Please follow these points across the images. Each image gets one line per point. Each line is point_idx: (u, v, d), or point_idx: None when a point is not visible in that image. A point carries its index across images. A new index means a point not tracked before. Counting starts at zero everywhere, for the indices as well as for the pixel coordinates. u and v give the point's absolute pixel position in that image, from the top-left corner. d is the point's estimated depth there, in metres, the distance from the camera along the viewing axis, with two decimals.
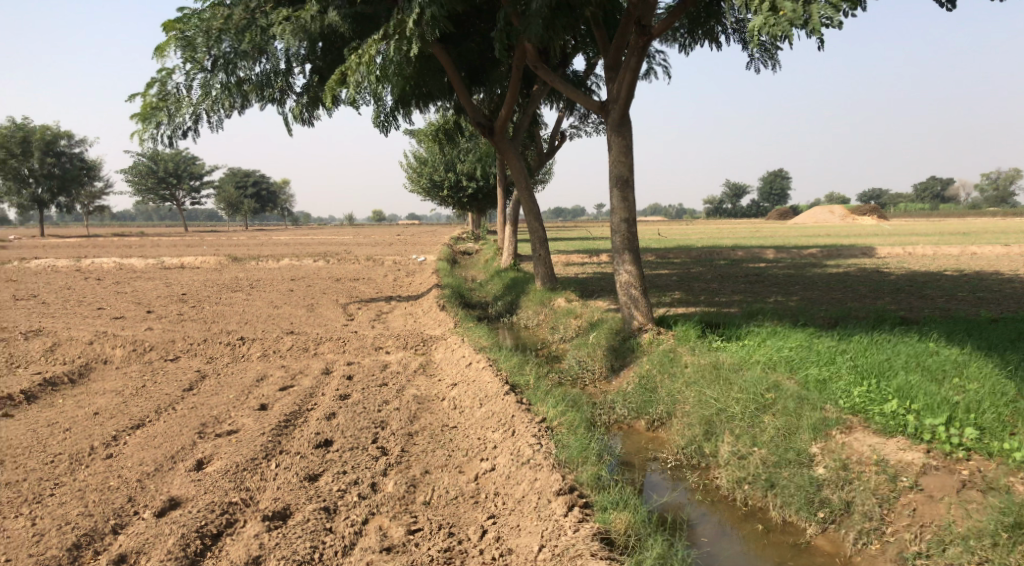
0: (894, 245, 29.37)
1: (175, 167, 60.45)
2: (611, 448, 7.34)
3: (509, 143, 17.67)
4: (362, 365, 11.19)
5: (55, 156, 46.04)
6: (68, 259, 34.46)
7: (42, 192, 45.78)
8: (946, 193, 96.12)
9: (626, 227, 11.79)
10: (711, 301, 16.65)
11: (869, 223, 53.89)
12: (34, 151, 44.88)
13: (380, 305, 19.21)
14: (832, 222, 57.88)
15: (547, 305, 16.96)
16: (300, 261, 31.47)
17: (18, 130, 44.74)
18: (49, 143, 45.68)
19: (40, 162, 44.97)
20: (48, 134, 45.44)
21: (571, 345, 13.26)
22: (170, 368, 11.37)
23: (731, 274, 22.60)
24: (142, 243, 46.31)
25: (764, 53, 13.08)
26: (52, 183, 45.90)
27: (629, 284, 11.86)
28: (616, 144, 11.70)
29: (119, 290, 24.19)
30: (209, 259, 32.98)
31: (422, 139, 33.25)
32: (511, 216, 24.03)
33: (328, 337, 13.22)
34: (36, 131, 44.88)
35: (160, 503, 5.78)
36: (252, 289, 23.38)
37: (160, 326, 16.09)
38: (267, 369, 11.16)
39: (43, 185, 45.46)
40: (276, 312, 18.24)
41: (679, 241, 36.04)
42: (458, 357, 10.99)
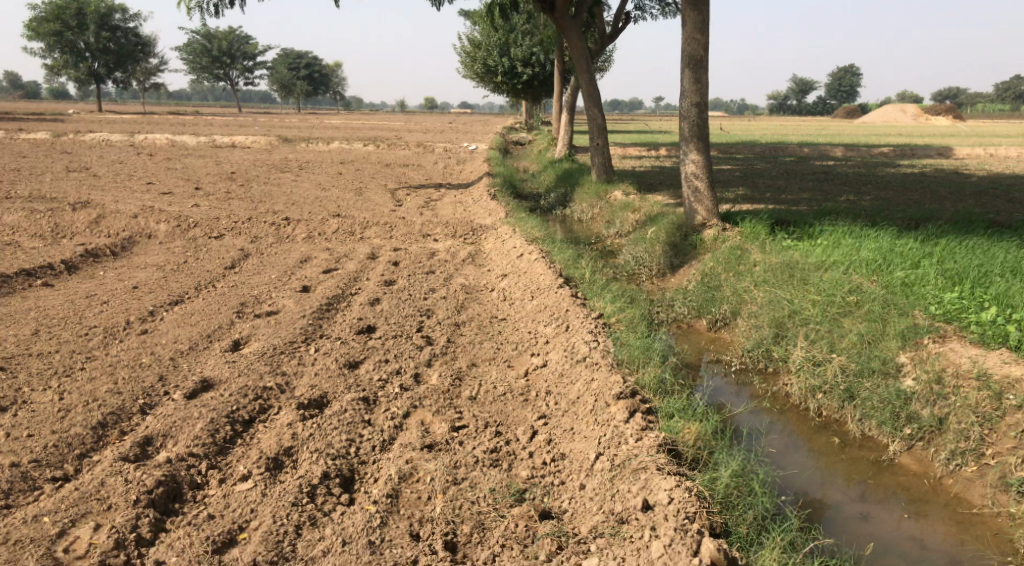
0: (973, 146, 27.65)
1: (229, 46, 59.47)
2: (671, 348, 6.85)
3: (571, 22, 16.69)
4: (409, 252, 10.76)
5: (110, 31, 45.40)
6: (123, 135, 34.39)
7: (99, 67, 45.44)
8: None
9: (697, 111, 11.08)
10: (777, 199, 15.77)
11: (945, 123, 51.22)
12: (90, 25, 44.25)
13: (429, 192, 18.64)
14: (904, 122, 55.10)
15: (603, 198, 16.25)
16: (350, 144, 30.93)
17: (74, 2, 44.15)
18: (105, 17, 45.01)
19: (96, 36, 44.48)
20: (103, 7, 44.61)
21: (627, 239, 12.66)
22: (214, 246, 11.08)
23: (798, 171, 21.49)
24: (196, 122, 46.08)
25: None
26: (108, 58, 45.48)
27: (694, 175, 11.31)
28: (690, 19, 10.85)
29: (170, 166, 24.00)
30: (260, 139, 32.60)
31: (477, 22, 31.90)
32: (568, 104, 23.07)
33: (375, 221, 12.78)
34: (91, 5, 44.10)
35: (192, 386, 5.46)
36: (301, 172, 22.98)
37: (208, 203, 15.82)
38: (312, 251, 10.81)
39: (100, 60, 45.12)
40: (324, 195, 17.86)
41: (740, 138, 34.54)
42: (509, 247, 10.49)
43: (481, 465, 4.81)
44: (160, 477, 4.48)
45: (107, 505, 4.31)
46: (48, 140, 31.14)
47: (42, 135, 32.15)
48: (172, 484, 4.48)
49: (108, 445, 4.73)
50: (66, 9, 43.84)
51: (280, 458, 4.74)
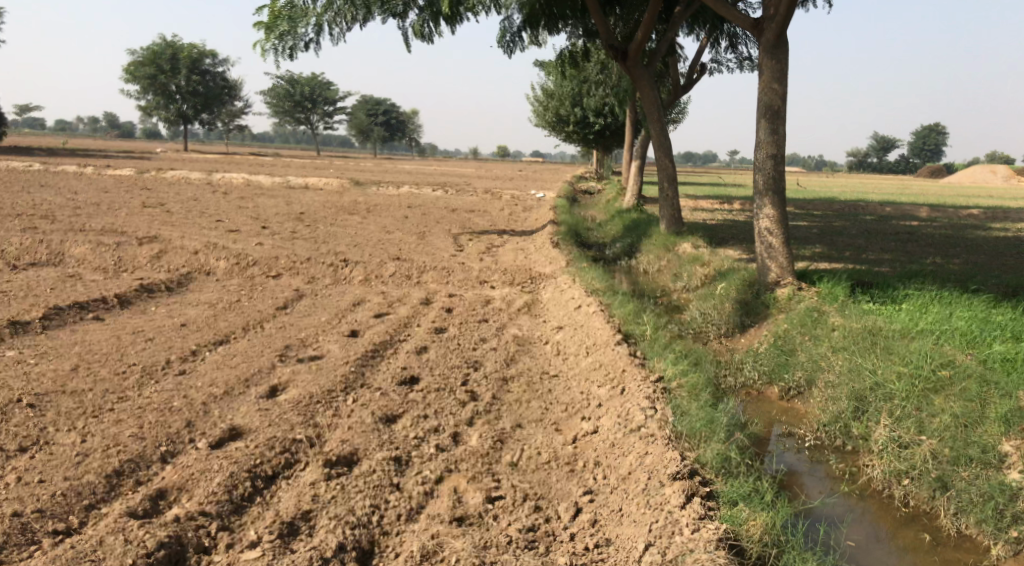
0: None
1: (311, 92, 61.17)
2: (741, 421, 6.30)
3: (644, 71, 16.46)
4: (464, 299, 10.44)
5: (201, 75, 47.09)
6: (201, 173, 35.29)
7: (188, 109, 47.05)
8: None
9: (772, 163, 10.63)
10: (856, 258, 15.04)
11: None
12: (182, 69, 46.01)
13: (492, 238, 18.41)
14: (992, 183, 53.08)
15: (670, 251, 15.75)
16: (419, 189, 31.10)
17: (169, 47, 46.04)
18: (196, 61, 46.76)
19: (187, 79, 46.20)
20: (195, 52, 46.33)
21: (694, 295, 12.15)
22: (269, 285, 10.95)
23: (879, 230, 20.62)
24: (274, 163, 47.19)
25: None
26: (197, 101, 47.11)
27: (767, 231, 10.76)
28: (768, 68, 10.53)
29: (241, 205, 24.36)
30: (332, 181, 33.07)
31: (550, 71, 32.00)
32: (638, 154, 22.73)
33: (434, 266, 12.53)
34: (184, 49, 45.88)
35: (218, 434, 5.16)
36: (368, 214, 23.05)
37: (272, 242, 15.84)
38: (366, 294, 10.58)
39: (190, 103, 46.75)
40: (388, 237, 17.77)
41: (817, 193, 33.67)
42: (567, 297, 10.07)
43: (514, 547, 4.33)
44: (163, 539, 4.14)
45: None
46: (131, 176, 32.13)
47: (126, 172, 33.22)
48: (176, 546, 4.14)
49: (120, 496, 4.44)
50: (161, 53, 45.78)
51: (296, 522, 4.37)
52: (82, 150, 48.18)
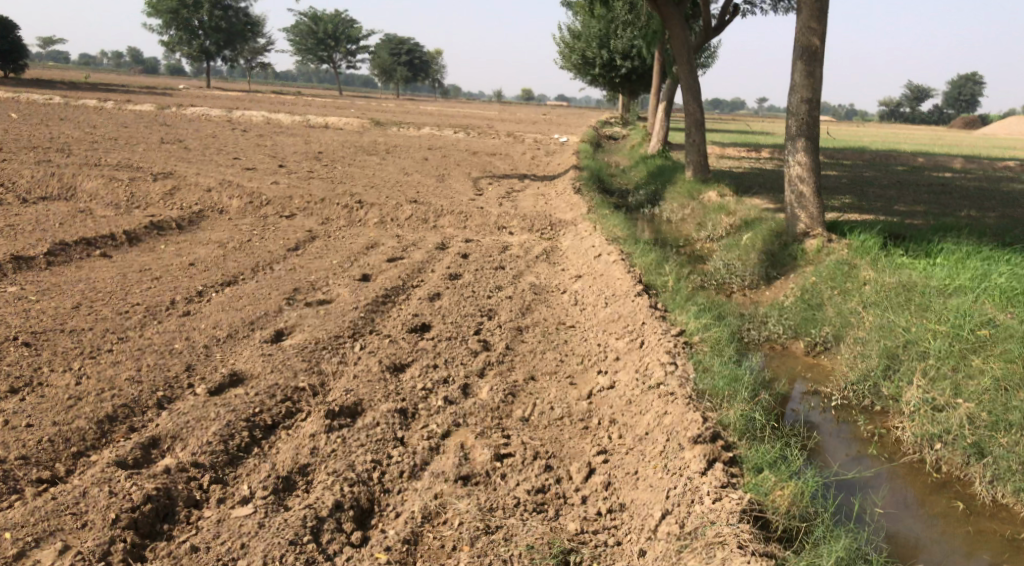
0: None
1: (335, 30, 60.22)
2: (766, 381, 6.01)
3: (674, 10, 15.85)
4: (481, 244, 10.17)
5: (223, 10, 46.36)
6: (221, 110, 34.89)
7: (210, 45, 46.45)
8: None
9: (806, 108, 10.20)
10: (888, 211, 14.59)
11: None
12: (204, 4, 45.31)
13: (513, 182, 18.03)
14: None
15: (695, 199, 15.33)
16: (441, 131, 30.58)
17: None
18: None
19: (210, 15, 45.53)
20: None
21: (718, 245, 11.80)
22: (282, 226, 10.69)
23: (911, 182, 20.04)
24: (295, 102, 46.66)
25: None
26: (219, 37, 46.47)
27: (798, 178, 10.36)
28: (808, 7, 10.01)
29: (259, 143, 24.03)
30: (352, 121, 32.59)
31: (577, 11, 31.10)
32: (664, 98, 22.11)
33: (451, 210, 12.22)
34: None
35: (218, 380, 4.98)
36: (387, 155, 22.66)
37: (287, 182, 15.55)
38: (380, 237, 10.30)
39: (212, 39, 46.13)
40: (406, 180, 17.44)
41: (847, 143, 32.84)
42: (587, 245, 9.76)
43: (523, 510, 4.16)
44: (150, 493, 3.99)
45: (82, 523, 3.82)
46: (151, 112, 31.80)
47: (146, 107, 32.89)
48: (164, 500, 3.99)
49: (111, 442, 4.30)
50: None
51: (293, 476, 4.23)
52: (103, 85, 47.82)
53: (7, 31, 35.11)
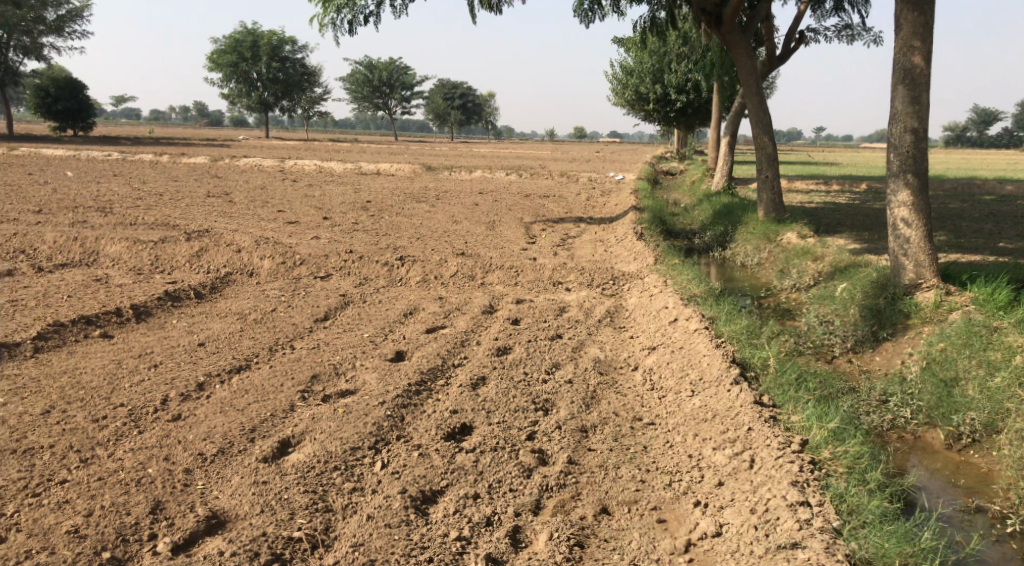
0: None
1: (389, 77, 60.30)
2: (920, 519, 4.95)
3: (740, 36, 14.69)
4: (535, 305, 8.95)
5: (281, 61, 46.49)
6: (274, 160, 34.49)
7: (269, 97, 46.63)
8: None
9: (910, 138, 8.80)
10: (993, 248, 12.99)
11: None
12: (262, 57, 45.48)
13: (568, 227, 16.83)
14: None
15: (772, 242, 13.92)
16: (493, 173, 29.57)
17: (250, 35, 45.66)
18: (277, 48, 46.27)
19: (268, 67, 45.74)
20: (275, 39, 45.74)
21: (806, 296, 10.40)
22: (313, 290, 9.59)
23: (1007, 212, 18.27)
24: (351, 148, 46.42)
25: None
26: (277, 88, 46.66)
27: (904, 221, 8.86)
28: (909, 22, 8.72)
29: (307, 193, 23.29)
30: (404, 166, 31.78)
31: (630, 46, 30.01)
32: (727, 132, 20.70)
33: (501, 263, 11.03)
34: (264, 37, 45.35)
35: (189, 528, 4.24)
36: (437, 201, 21.67)
37: (329, 236, 14.58)
38: (420, 301, 9.16)
39: (271, 90, 46.36)
40: (456, 228, 16.35)
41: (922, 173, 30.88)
42: (658, 305, 8.46)
43: None
44: None
45: None
46: (205, 164, 31.55)
47: (200, 160, 32.68)
48: None
49: None
50: (242, 41, 45.52)
51: None
52: (167, 138, 48.42)
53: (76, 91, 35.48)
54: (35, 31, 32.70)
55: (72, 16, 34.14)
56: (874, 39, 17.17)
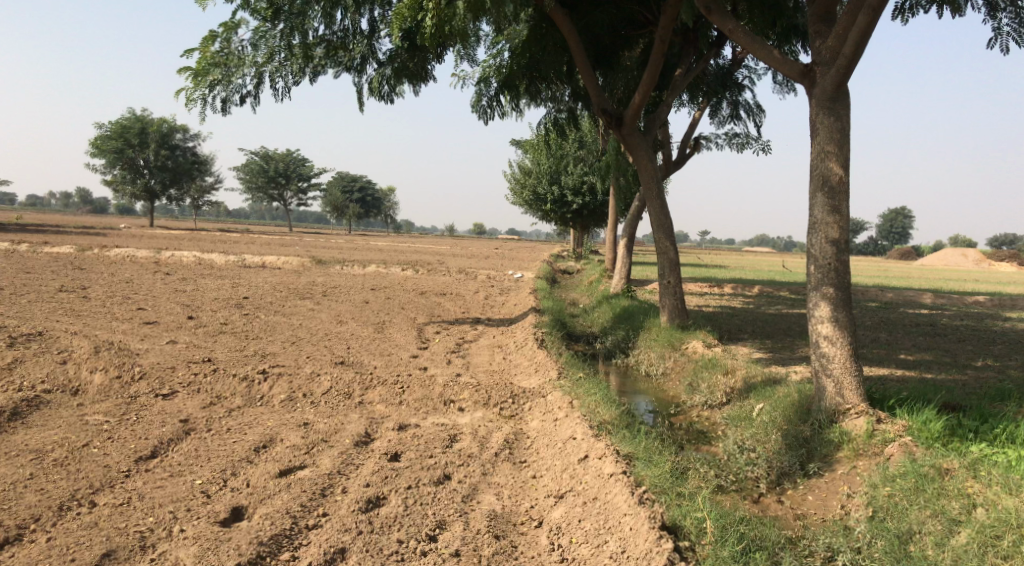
0: None
1: (286, 168, 58.81)
2: None
3: (640, 139, 14.17)
4: (421, 433, 7.56)
5: (170, 149, 44.51)
6: (149, 251, 32.04)
7: (155, 184, 44.28)
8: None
9: (832, 249, 7.97)
10: (899, 360, 12.50)
11: (1009, 271, 48.33)
12: (150, 143, 43.45)
13: (463, 330, 15.63)
14: (967, 268, 52.06)
15: (677, 350, 13.03)
16: (386, 268, 28.23)
17: (137, 121, 43.58)
18: (166, 135, 44.30)
19: (155, 154, 43.63)
20: (165, 126, 43.91)
21: (721, 415, 9.39)
22: (145, 417, 7.88)
23: (898, 320, 18.22)
24: (240, 239, 44.18)
25: (1017, 26, 9.50)
26: (165, 175, 44.42)
27: (829, 338, 7.93)
28: (825, 126, 8.07)
29: (179, 288, 21.30)
30: (291, 259, 30.02)
31: (528, 146, 29.76)
32: (625, 234, 20.10)
33: (384, 378, 9.60)
34: (153, 123, 43.42)
35: None
36: (323, 299, 20.12)
37: (190, 341, 12.82)
38: (278, 430, 7.59)
39: (157, 177, 44.07)
40: (339, 330, 14.87)
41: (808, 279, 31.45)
42: (565, 437, 7.19)
43: None
44: None
45: None
46: (71, 254, 28.95)
47: (66, 249, 30.01)
48: None
49: None
50: (129, 127, 43.26)
51: None
52: (37, 225, 44.99)
53: None
54: None
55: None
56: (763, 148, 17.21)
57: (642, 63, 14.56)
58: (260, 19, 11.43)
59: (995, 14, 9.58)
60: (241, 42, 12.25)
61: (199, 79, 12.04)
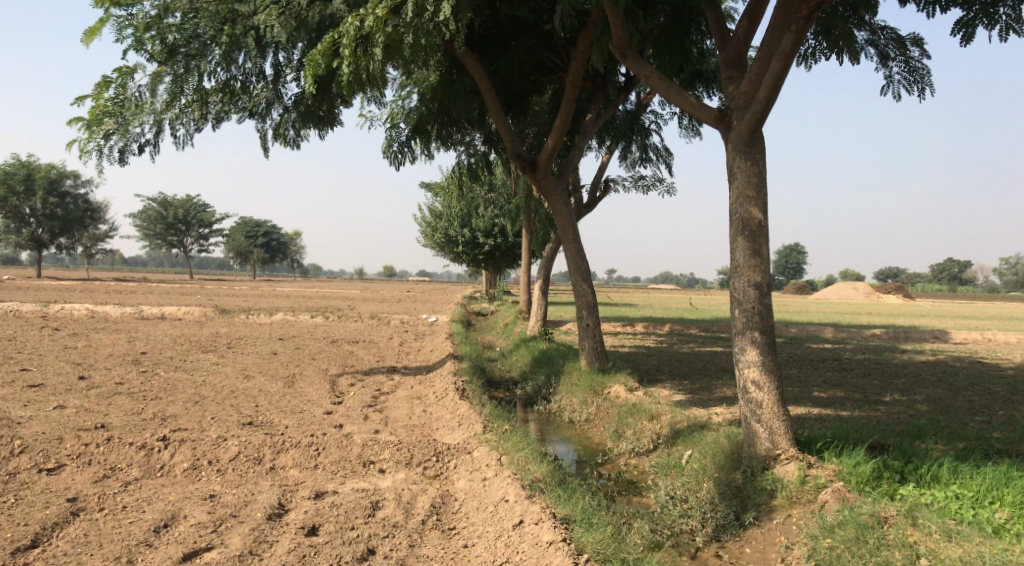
0: (966, 328, 25.58)
1: (186, 214, 56.81)
2: None
3: (554, 182, 14.07)
4: (341, 500, 7.06)
5: (59, 196, 42.31)
6: (36, 304, 30.14)
7: (43, 233, 41.97)
8: (963, 275, 94.47)
9: (755, 293, 7.91)
10: (815, 397, 12.62)
11: (898, 303, 50.70)
12: (38, 190, 41.24)
13: (378, 380, 15.08)
14: (860, 300, 54.33)
15: (599, 394, 12.83)
16: (295, 316, 27.31)
17: (23, 167, 41.34)
18: (54, 182, 42.11)
19: (44, 202, 41.42)
20: (54, 172, 41.79)
21: (650, 463, 9.14)
22: (27, 499, 7.12)
23: (807, 356, 18.59)
24: (136, 290, 42.16)
25: (908, 75, 9.81)
26: (54, 224, 42.17)
27: (757, 382, 7.84)
28: (743, 171, 8.05)
29: (69, 345, 19.97)
30: (192, 310, 28.72)
31: (437, 190, 29.52)
32: (539, 276, 19.94)
33: (297, 438, 9.01)
34: (41, 170, 41.28)
35: None
36: (228, 351, 19.18)
37: (81, 404, 11.88)
38: (182, 504, 6.96)
39: (46, 226, 41.81)
40: (246, 386, 14.09)
41: (716, 315, 32.03)
42: (496, 501, 6.83)
43: None
44: None
45: None
46: None
47: None
48: None
49: None
50: (15, 174, 41.01)
51: None
52: None
53: None
54: None
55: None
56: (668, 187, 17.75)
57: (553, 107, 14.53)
58: (155, 65, 10.86)
59: (886, 63, 9.87)
60: (137, 87, 11.62)
61: (92, 128, 11.32)
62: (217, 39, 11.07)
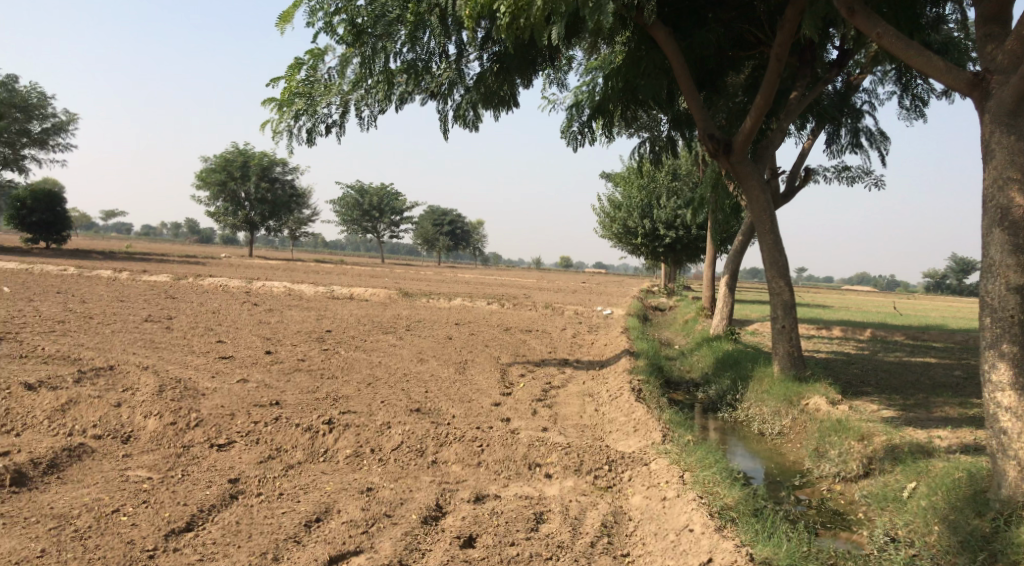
0: None
1: (380, 202, 58.94)
2: None
3: (753, 167, 12.73)
4: (506, 508, 6.40)
5: (270, 182, 44.94)
6: (241, 280, 32.05)
7: (253, 216, 44.84)
8: None
9: (1016, 299, 6.45)
10: None
11: None
12: (251, 176, 44.02)
13: (552, 372, 14.40)
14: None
15: (794, 406, 11.46)
16: (474, 302, 27.29)
17: (239, 154, 44.30)
18: (267, 169, 44.77)
19: (256, 187, 44.19)
20: (267, 160, 44.40)
21: (859, 493, 7.82)
22: (191, 476, 6.91)
23: None
24: (333, 271, 44.13)
25: None
26: (264, 208, 44.98)
27: (1013, 408, 6.39)
28: (1003, 147, 6.59)
29: (263, 320, 20.79)
30: (379, 291, 29.45)
31: (620, 179, 28.49)
32: (727, 271, 18.48)
33: (462, 431, 8.45)
34: (255, 157, 44.03)
35: None
36: (406, 333, 19.25)
37: (262, 380, 12.02)
38: (338, 496, 6.54)
39: (257, 210, 44.66)
40: (418, 370, 13.85)
41: (925, 322, 28.88)
42: (679, 528, 6.11)
43: None
44: None
45: None
46: (166, 283, 29.10)
47: (162, 277, 30.27)
48: None
49: None
50: (233, 160, 44.03)
51: None
52: (142, 254, 46.13)
53: (53, 205, 33.05)
54: (17, 144, 31.42)
55: (55, 129, 32.74)
56: (877, 182, 15.52)
57: (753, 85, 13.19)
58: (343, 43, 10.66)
59: None
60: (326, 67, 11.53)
61: (283, 108, 11.35)
62: (403, 17, 10.67)
